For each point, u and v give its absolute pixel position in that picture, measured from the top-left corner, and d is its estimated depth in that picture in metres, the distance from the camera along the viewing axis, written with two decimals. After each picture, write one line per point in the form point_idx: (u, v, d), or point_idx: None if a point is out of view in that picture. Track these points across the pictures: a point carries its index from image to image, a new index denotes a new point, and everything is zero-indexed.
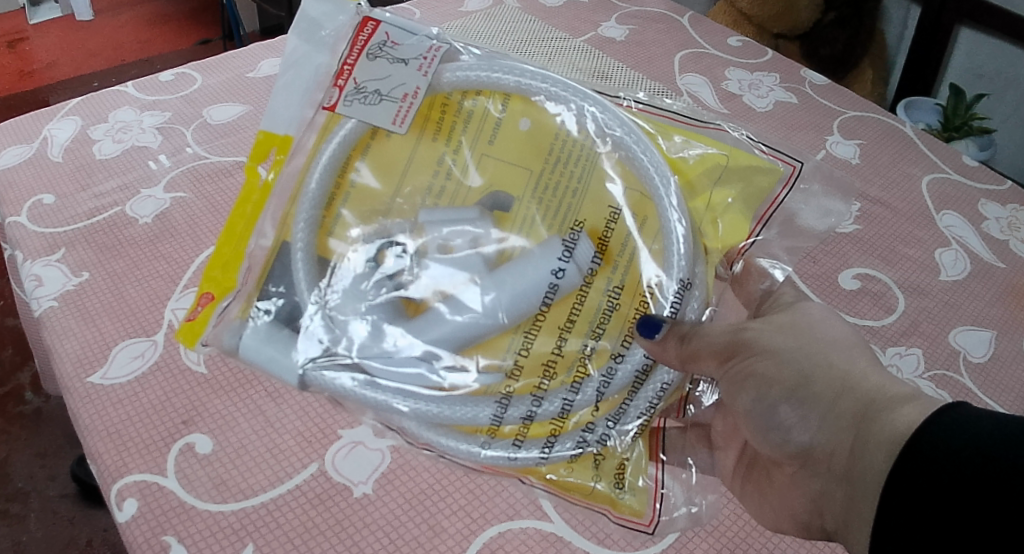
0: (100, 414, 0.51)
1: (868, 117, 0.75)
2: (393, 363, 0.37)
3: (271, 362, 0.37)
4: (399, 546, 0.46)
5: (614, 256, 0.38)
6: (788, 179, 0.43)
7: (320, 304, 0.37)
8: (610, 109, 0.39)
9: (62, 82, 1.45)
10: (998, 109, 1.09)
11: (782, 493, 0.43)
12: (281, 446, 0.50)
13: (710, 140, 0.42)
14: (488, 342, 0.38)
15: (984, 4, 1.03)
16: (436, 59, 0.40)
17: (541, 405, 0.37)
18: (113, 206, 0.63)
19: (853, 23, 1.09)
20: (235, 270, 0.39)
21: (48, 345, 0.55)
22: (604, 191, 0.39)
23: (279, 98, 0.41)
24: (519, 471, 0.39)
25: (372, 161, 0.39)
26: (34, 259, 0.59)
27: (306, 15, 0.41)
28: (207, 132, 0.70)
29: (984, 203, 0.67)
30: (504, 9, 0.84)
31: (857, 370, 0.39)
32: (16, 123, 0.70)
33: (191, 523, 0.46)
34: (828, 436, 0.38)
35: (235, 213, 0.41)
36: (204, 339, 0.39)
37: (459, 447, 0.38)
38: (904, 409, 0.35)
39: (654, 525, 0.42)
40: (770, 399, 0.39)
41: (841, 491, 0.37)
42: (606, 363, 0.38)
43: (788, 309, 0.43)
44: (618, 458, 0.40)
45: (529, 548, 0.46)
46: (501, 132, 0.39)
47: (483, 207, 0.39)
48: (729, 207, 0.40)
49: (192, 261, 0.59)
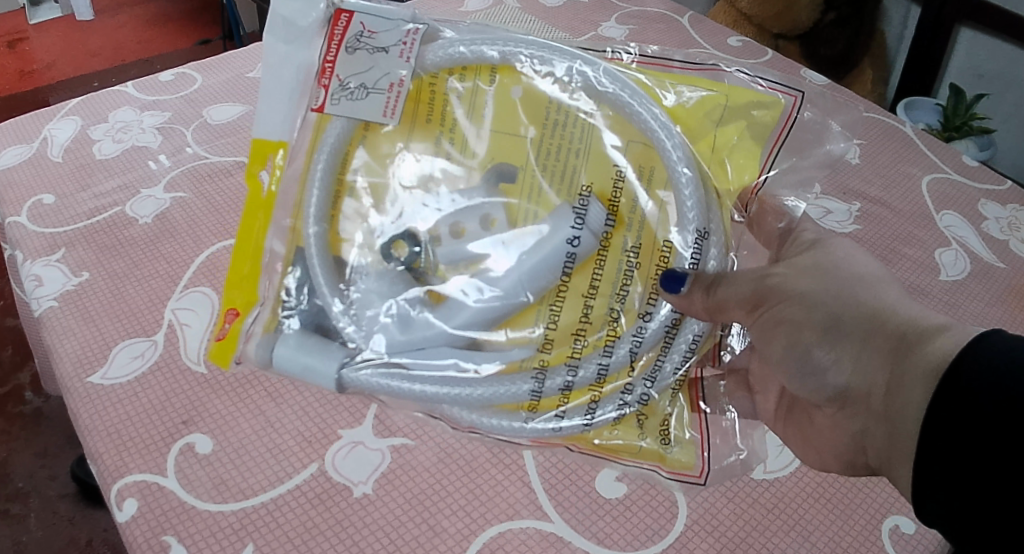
0: (100, 414, 0.51)
1: (868, 117, 0.75)
2: (423, 355, 0.39)
3: (307, 370, 0.39)
4: (399, 546, 0.46)
5: (625, 217, 0.39)
6: (790, 111, 0.42)
7: (343, 303, 0.39)
8: (599, 66, 0.39)
9: (62, 82, 1.45)
10: (998, 109, 1.09)
11: (822, 433, 0.43)
12: (281, 446, 0.50)
13: (707, 82, 0.41)
14: (513, 319, 0.39)
15: (983, 5, 1.03)
16: (416, 43, 0.39)
17: (577, 373, 0.39)
18: (113, 206, 0.63)
19: (853, 23, 1.09)
20: (255, 285, 0.40)
21: (48, 345, 0.55)
22: (606, 152, 0.39)
23: (263, 102, 0.40)
24: (567, 439, 0.40)
25: (371, 153, 0.40)
26: (35, 259, 0.59)
27: (278, 15, 0.40)
28: (207, 132, 0.70)
29: (985, 203, 0.67)
30: (504, 9, 0.84)
31: (887, 305, 0.38)
32: (16, 123, 0.70)
33: (191, 523, 0.46)
34: (864, 376, 0.38)
35: (245, 226, 0.41)
36: (237, 356, 0.41)
37: (504, 425, 0.39)
38: (936, 341, 0.35)
39: (706, 475, 0.43)
40: (801, 344, 0.39)
41: (881, 429, 0.38)
42: (636, 322, 0.39)
43: (810, 248, 0.43)
44: (661, 414, 0.41)
45: (529, 548, 0.46)
46: (494, 106, 0.39)
47: (488, 181, 0.39)
48: (736, 147, 0.40)
49: (193, 260, 0.59)
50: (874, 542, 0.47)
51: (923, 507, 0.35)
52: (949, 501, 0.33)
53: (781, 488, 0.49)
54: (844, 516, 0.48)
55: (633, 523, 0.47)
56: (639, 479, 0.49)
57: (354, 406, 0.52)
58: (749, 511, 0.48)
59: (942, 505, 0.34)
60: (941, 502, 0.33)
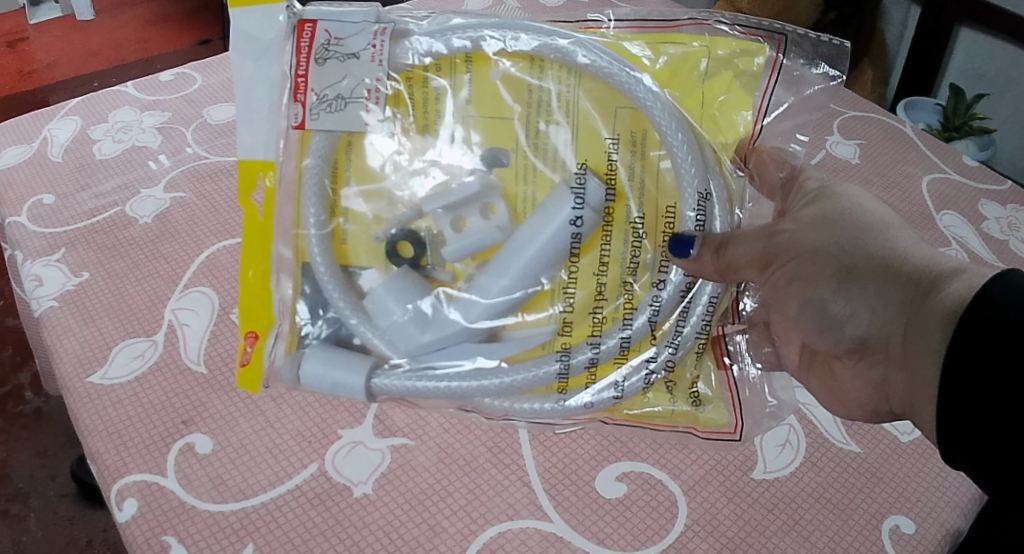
0: (101, 415, 0.51)
1: (868, 117, 0.75)
2: (445, 354, 0.41)
3: (336, 385, 0.41)
4: (399, 546, 0.46)
5: (625, 188, 0.41)
6: (777, 57, 0.43)
7: (358, 315, 0.41)
8: (572, 39, 0.40)
9: (62, 82, 1.46)
10: (998, 109, 1.09)
11: (843, 386, 0.45)
12: (281, 446, 0.50)
13: (685, 37, 0.42)
14: (530, 304, 0.41)
15: (984, 5, 1.03)
16: (386, 44, 0.40)
17: (600, 348, 0.41)
18: (113, 207, 0.63)
19: (853, 22, 1.07)
20: (267, 306, 0.42)
21: (48, 345, 0.55)
22: (595, 129, 0.41)
23: (244, 124, 0.41)
24: (601, 412, 0.42)
25: (360, 161, 0.41)
26: (34, 259, 0.59)
27: (240, 31, 0.40)
28: (207, 132, 0.70)
29: (985, 203, 0.67)
30: (503, 9, 0.83)
31: (900, 250, 0.39)
32: (16, 123, 0.70)
33: (190, 523, 0.46)
34: (882, 326, 0.39)
35: (247, 260, 0.42)
36: (265, 380, 0.43)
37: (544, 407, 0.41)
38: (952, 286, 0.36)
39: (740, 431, 0.45)
40: (817, 298, 0.41)
41: (902, 375, 0.39)
42: (651, 289, 0.41)
43: (815, 198, 0.44)
44: (689, 377, 0.43)
45: (529, 548, 0.46)
46: (475, 94, 0.41)
47: (481, 169, 0.41)
48: (726, 101, 0.42)
49: (193, 261, 0.59)
50: (874, 542, 0.47)
51: (949, 451, 0.35)
52: (967, 438, 0.34)
53: (781, 488, 0.49)
54: (843, 516, 0.48)
55: (633, 523, 0.47)
56: (639, 479, 0.49)
57: (354, 406, 0.52)
58: (749, 511, 0.48)
59: (963, 445, 0.34)
60: (960, 441, 0.34)
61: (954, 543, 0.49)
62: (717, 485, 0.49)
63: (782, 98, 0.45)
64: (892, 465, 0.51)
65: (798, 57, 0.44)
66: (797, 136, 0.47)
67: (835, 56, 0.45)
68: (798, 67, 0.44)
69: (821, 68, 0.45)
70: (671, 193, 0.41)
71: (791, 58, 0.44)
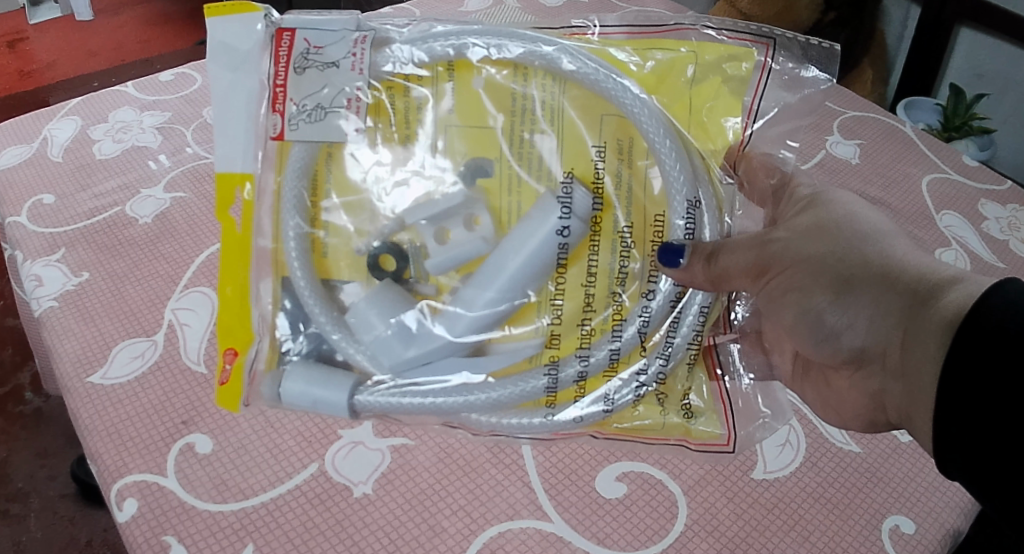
0: (101, 415, 0.51)
1: (868, 117, 0.75)
2: (431, 371, 0.41)
3: (318, 401, 0.41)
4: (399, 546, 0.46)
5: (612, 198, 0.41)
6: (765, 62, 0.43)
7: (341, 331, 0.41)
8: (557, 46, 0.41)
9: (62, 82, 1.46)
10: (999, 109, 1.09)
11: (841, 395, 0.45)
12: (281, 446, 0.50)
13: (672, 42, 0.42)
14: (517, 316, 0.41)
15: (985, 5, 1.03)
16: (366, 51, 0.40)
17: (589, 361, 0.41)
18: (113, 207, 0.63)
19: (853, 23, 1.06)
20: (246, 322, 0.42)
21: (48, 345, 0.55)
22: (580, 137, 0.41)
23: (219, 138, 0.41)
24: (590, 426, 0.42)
25: (340, 172, 0.41)
26: (34, 259, 0.59)
27: (217, 40, 0.41)
28: (206, 132, 0.70)
29: (984, 203, 0.67)
30: (503, 8, 0.83)
31: (897, 260, 0.39)
32: (16, 123, 0.70)
33: (191, 523, 0.46)
34: (879, 336, 0.39)
35: (226, 271, 0.42)
36: (244, 399, 0.43)
37: (533, 422, 0.41)
38: (950, 296, 0.36)
39: (733, 441, 0.44)
40: (814, 308, 0.41)
41: (898, 386, 0.39)
42: (640, 300, 0.41)
43: (810, 205, 0.43)
44: (680, 389, 0.43)
45: (529, 548, 0.46)
46: (459, 103, 0.41)
47: (465, 179, 0.41)
48: (714, 106, 0.42)
49: (193, 260, 0.59)
50: (874, 542, 0.47)
51: (945, 460, 0.35)
52: (964, 448, 0.34)
53: (781, 488, 0.49)
54: (843, 517, 0.48)
55: (633, 523, 0.47)
56: (639, 479, 0.49)
57: None
58: (749, 511, 0.48)
59: (957, 453, 0.34)
60: (956, 449, 0.34)
61: (954, 543, 0.49)
62: (717, 485, 0.49)
63: (775, 101, 0.44)
64: (892, 465, 0.51)
65: (787, 60, 0.44)
66: (790, 141, 0.46)
67: (824, 59, 0.45)
68: (787, 71, 0.44)
69: (811, 71, 0.45)
70: (660, 201, 0.41)
71: (781, 62, 0.44)
